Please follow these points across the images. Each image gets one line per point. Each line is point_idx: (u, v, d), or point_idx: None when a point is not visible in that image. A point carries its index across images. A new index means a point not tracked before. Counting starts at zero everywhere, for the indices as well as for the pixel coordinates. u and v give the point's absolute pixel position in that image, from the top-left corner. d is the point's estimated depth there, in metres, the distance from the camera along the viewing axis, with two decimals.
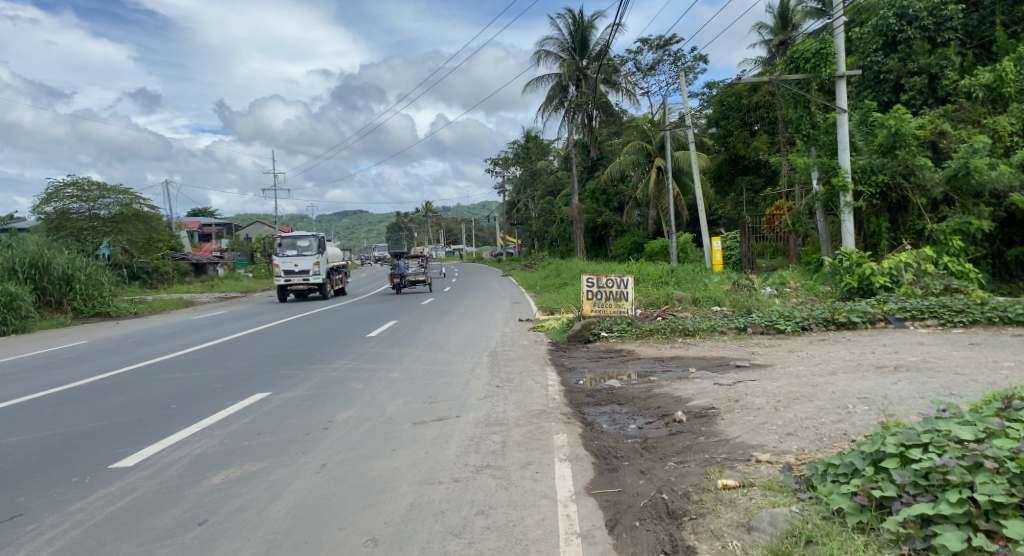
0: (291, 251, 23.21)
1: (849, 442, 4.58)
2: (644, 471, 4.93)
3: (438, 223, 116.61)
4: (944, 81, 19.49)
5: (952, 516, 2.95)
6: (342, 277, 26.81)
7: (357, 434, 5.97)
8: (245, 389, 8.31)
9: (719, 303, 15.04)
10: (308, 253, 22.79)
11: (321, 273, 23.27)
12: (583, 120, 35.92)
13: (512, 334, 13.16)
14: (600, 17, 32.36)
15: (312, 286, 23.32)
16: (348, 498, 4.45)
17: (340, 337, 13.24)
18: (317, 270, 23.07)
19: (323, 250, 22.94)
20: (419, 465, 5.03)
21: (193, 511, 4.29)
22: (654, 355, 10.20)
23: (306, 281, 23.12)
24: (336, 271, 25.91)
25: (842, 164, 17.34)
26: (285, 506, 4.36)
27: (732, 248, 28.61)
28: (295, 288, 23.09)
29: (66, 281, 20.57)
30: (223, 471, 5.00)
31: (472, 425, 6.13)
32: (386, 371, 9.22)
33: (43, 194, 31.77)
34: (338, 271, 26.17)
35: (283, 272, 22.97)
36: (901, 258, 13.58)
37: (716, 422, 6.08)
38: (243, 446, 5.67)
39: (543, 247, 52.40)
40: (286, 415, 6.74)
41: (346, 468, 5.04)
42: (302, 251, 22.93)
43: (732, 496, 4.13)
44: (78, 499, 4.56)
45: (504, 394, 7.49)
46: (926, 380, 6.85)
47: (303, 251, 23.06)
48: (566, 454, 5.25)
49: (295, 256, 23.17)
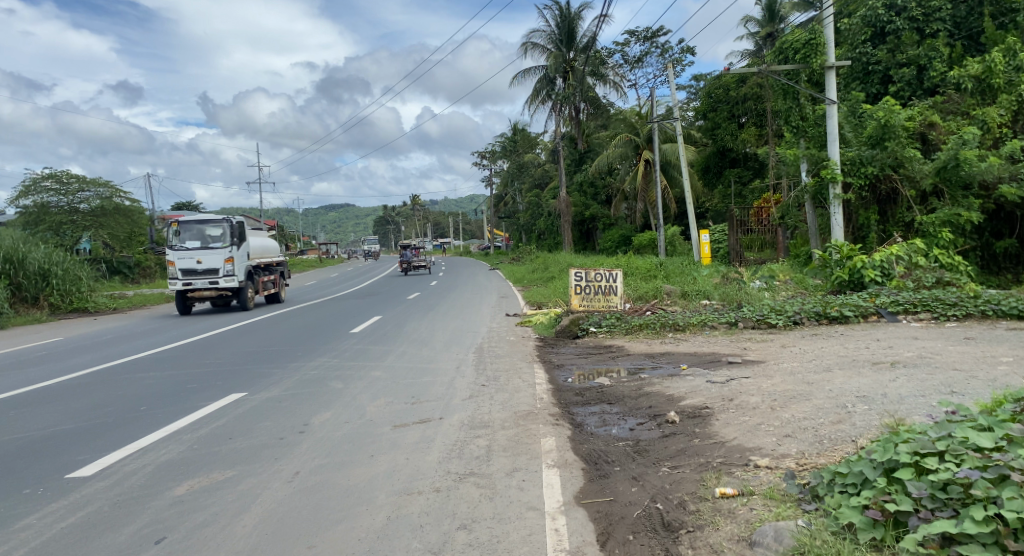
0: (194, 242, 17.10)
1: (855, 449, 4.32)
2: (636, 478, 4.67)
3: (425, 216, 115.83)
4: (933, 72, 19.34)
5: (978, 534, 2.72)
6: (281, 279, 21.14)
7: (334, 439, 5.66)
8: (220, 389, 7.96)
9: (708, 296, 14.83)
10: (220, 246, 16.94)
11: (240, 274, 17.54)
12: (570, 112, 35.15)
13: (499, 329, 12.87)
14: (587, 8, 31.98)
15: (225, 290, 17.43)
16: (320, 512, 4.15)
17: (322, 334, 12.88)
18: (231, 268, 17.18)
19: (239, 241, 17.11)
20: (398, 473, 4.74)
21: (150, 529, 3.98)
22: (644, 350, 9.96)
23: (214, 284, 17.15)
24: (269, 272, 20.18)
25: (832, 156, 17.14)
26: (252, 520, 4.06)
27: (720, 241, 28.43)
28: (200, 294, 16.94)
29: (42, 276, 20.03)
30: (188, 481, 4.68)
31: (456, 428, 5.83)
32: (368, 369, 8.91)
33: (20, 188, 31.08)
34: (269, 272, 20.08)
35: (181, 272, 16.83)
36: (892, 251, 13.39)
37: (710, 423, 5.83)
38: (212, 452, 5.34)
39: (530, 240, 52.09)
40: (259, 418, 6.39)
41: (319, 477, 4.73)
42: (210, 241, 16.95)
43: (731, 506, 3.87)
44: (27, 514, 4.22)
45: (490, 394, 7.19)
46: (926, 377, 6.64)
47: (210, 242, 17.05)
48: (554, 459, 4.97)
49: (198, 249, 17.11)
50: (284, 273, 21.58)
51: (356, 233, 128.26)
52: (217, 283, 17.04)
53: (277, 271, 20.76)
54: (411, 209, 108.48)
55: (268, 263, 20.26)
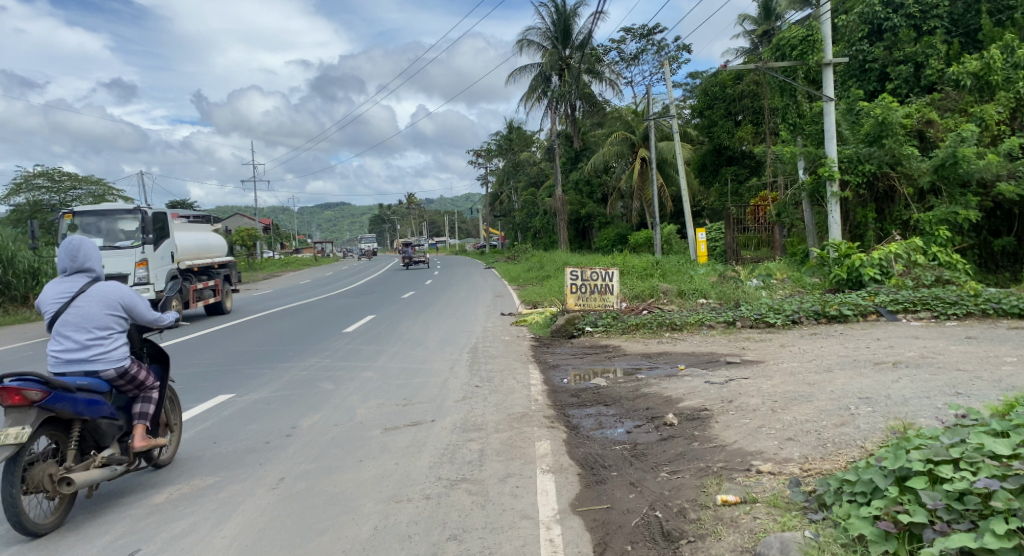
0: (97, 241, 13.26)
1: (862, 456, 4.16)
2: (634, 483, 4.51)
3: (421, 215, 115.44)
4: (929, 70, 19.22)
5: (999, 550, 2.58)
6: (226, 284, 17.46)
7: (323, 443, 5.48)
8: (207, 391, 7.76)
9: (705, 295, 14.67)
10: (131, 244, 13.30)
11: (162, 279, 13.76)
12: (565, 110, 35.04)
13: (494, 329, 12.69)
14: (583, 6, 31.80)
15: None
16: (305, 521, 3.98)
17: (314, 334, 12.67)
18: (142, 274, 13.32)
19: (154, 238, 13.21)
20: (388, 479, 4.56)
21: (125, 539, 3.80)
22: (640, 350, 9.79)
23: None
24: (207, 275, 16.46)
25: (829, 154, 16.99)
26: (232, 531, 3.88)
27: (717, 240, 28.29)
28: None
29: (33, 274, 19.72)
30: (167, 488, 4.50)
31: (448, 431, 5.66)
32: (360, 369, 8.74)
33: (12, 184, 30.67)
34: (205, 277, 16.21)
35: None
36: (891, 249, 13.25)
37: (710, 426, 5.67)
38: (194, 457, 5.15)
39: (526, 239, 51.89)
40: (246, 421, 6.21)
41: (306, 483, 4.55)
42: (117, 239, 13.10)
43: (734, 515, 3.71)
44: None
45: (483, 395, 7.02)
46: (930, 377, 6.49)
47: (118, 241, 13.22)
48: (549, 464, 4.80)
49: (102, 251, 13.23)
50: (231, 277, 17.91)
51: (352, 232, 127.94)
52: (126, 291, 13.05)
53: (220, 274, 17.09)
54: (406, 208, 108.16)
55: (206, 265, 16.56)
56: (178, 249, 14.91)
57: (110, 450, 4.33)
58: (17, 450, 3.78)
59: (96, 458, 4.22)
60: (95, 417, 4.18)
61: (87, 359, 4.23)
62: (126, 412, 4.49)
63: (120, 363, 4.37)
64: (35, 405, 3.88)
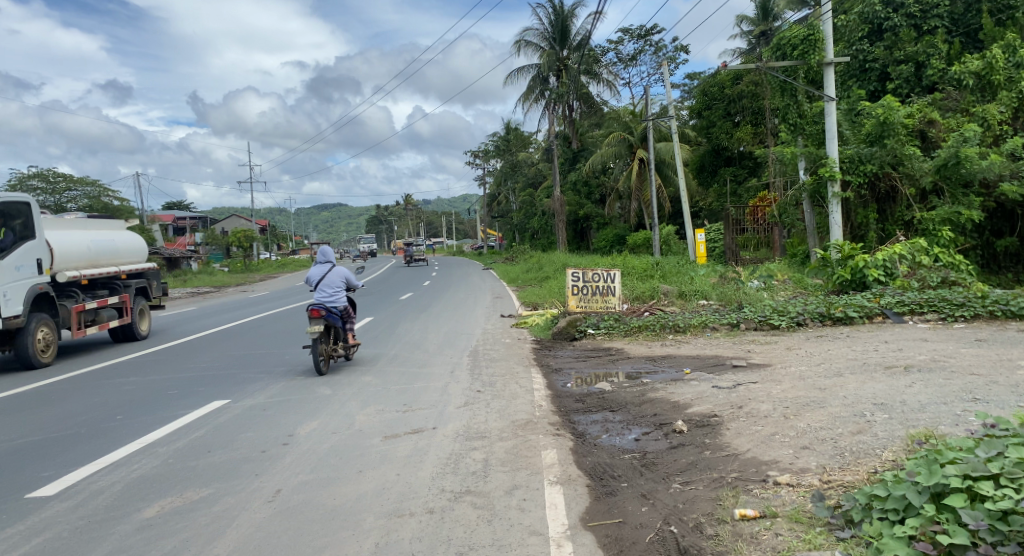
0: None
1: (887, 469, 4.00)
2: (646, 496, 4.33)
3: (418, 216, 115.13)
4: (931, 69, 19.09)
5: None
6: (142, 300, 12.83)
7: (321, 452, 5.27)
8: (201, 397, 7.55)
9: (706, 297, 14.50)
10: None
11: (19, 302, 9.21)
12: (563, 111, 35.02)
13: (494, 331, 12.51)
14: (581, 6, 31.63)
15: None
16: (302, 537, 3.78)
17: (311, 337, 12.46)
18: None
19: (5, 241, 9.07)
20: (389, 491, 4.37)
21: None
22: (644, 353, 9.61)
23: None
24: (108, 289, 11.78)
25: (830, 154, 16.81)
26: (226, 548, 3.69)
27: (716, 241, 28.13)
28: None
29: None
30: (159, 501, 4.30)
31: (450, 440, 5.47)
32: (358, 374, 8.54)
33: (6, 185, 30.45)
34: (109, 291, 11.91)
35: None
36: (895, 250, 13.09)
37: (721, 433, 5.49)
38: (188, 468, 4.95)
39: (524, 240, 51.72)
40: (241, 428, 6.00)
41: (303, 496, 4.35)
42: None
43: (754, 531, 3.53)
44: None
45: (486, 401, 6.83)
46: (944, 382, 6.32)
47: None
48: (557, 475, 4.62)
49: None
50: (151, 289, 13.28)
51: (348, 233, 127.62)
52: None
53: (131, 287, 12.42)
54: (403, 208, 107.95)
55: (108, 275, 11.81)
56: (52, 253, 10.23)
57: (341, 343, 9.03)
58: (317, 336, 8.45)
59: (338, 347, 8.92)
60: (338, 325, 8.85)
61: (332, 301, 8.72)
62: (343, 327, 9.09)
63: (344, 303, 8.90)
64: (322, 316, 8.54)
